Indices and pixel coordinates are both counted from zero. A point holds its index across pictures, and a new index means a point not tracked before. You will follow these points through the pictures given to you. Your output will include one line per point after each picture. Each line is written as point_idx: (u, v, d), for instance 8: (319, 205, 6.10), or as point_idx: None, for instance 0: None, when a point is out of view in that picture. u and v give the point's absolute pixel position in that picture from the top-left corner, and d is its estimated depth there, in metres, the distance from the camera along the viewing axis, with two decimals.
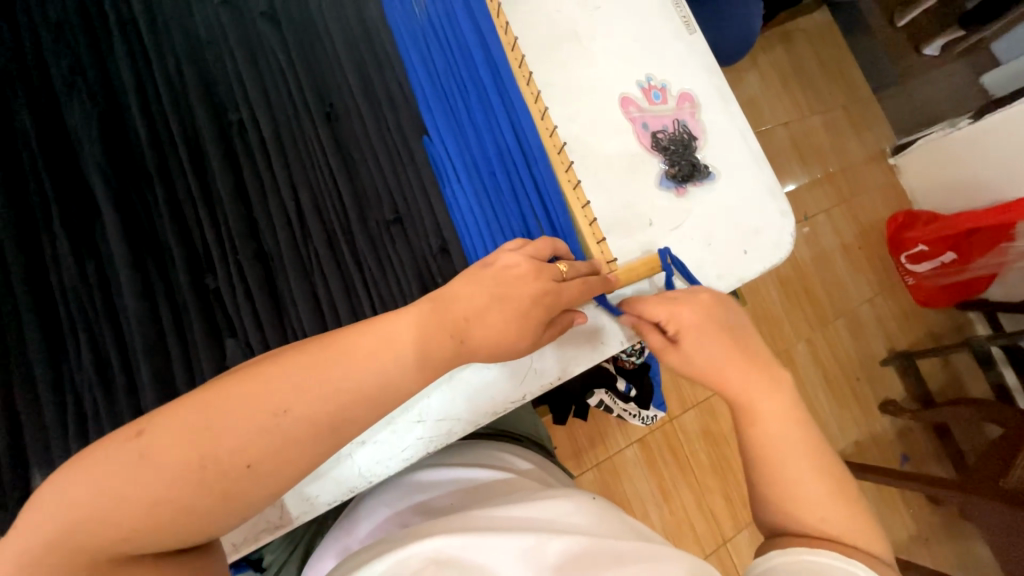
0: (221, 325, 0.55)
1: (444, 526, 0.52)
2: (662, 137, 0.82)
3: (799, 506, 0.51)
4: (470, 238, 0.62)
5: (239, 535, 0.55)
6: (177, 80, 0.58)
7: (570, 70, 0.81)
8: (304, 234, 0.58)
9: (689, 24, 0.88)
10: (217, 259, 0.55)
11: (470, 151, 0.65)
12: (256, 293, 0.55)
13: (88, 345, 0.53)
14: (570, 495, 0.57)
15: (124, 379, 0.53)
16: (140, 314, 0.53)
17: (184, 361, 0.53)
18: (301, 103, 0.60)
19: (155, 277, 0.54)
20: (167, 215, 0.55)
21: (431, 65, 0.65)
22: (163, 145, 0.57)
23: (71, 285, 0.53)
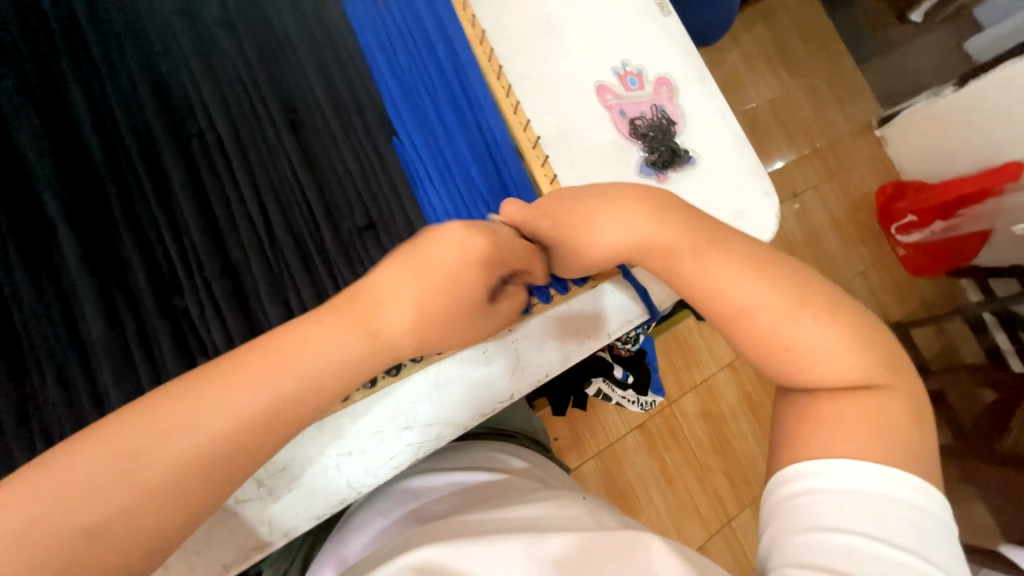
0: (192, 345, 0.54)
1: (437, 534, 0.52)
2: (641, 123, 0.81)
3: (784, 333, 0.49)
4: None
5: (227, 555, 0.54)
6: (133, 95, 0.56)
7: (543, 59, 0.79)
8: (273, 247, 0.57)
9: (663, 6, 0.86)
10: (184, 278, 0.54)
11: (443, 150, 0.63)
12: (227, 310, 0.54)
13: (54, 373, 0.51)
14: (561, 498, 0.57)
15: (96, 409, 0.51)
16: (110, 340, 0.52)
17: (155, 384, 0.52)
18: (264, 111, 0.58)
19: (120, 301, 0.53)
20: (129, 237, 0.54)
21: (396, 64, 0.63)
22: (121, 164, 0.55)
23: (37, 314, 0.52)
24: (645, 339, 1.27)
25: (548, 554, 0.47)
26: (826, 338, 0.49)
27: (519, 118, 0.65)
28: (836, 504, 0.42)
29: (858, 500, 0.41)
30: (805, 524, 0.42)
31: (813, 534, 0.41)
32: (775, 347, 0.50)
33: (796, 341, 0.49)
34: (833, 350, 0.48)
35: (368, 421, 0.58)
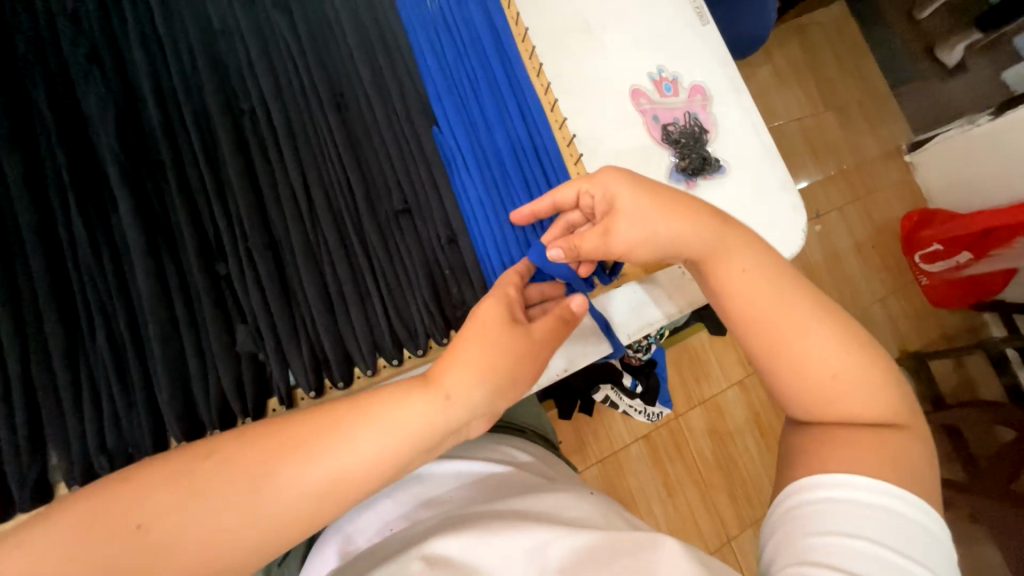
0: (232, 310, 0.56)
1: (447, 526, 0.53)
2: (673, 129, 0.81)
3: (828, 370, 0.48)
4: (478, 228, 0.63)
5: None
6: (191, 69, 0.58)
7: (580, 62, 0.80)
8: (313, 223, 0.59)
9: (703, 15, 0.87)
10: (228, 246, 0.56)
11: (481, 142, 0.65)
12: (266, 279, 0.56)
13: (103, 327, 0.54)
14: (568, 492, 0.58)
15: (137, 365, 0.54)
16: (154, 300, 0.54)
17: (196, 344, 0.55)
18: (313, 93, 0.60)
19: (168, 262, 0.55)
20: (180, 203, 0.56)
21: (441, 54, 0.65)
22: (177, 133, 0.57)
23: (89, 271, 0.54)
24: (658, 348, 1.27)
25: (559, 550, 0.48)
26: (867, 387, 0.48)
27: (555, 116, 0.67)
28: (872, 519, 0.42)
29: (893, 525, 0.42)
30: (834, 527, 0.42)
31: (826, 536, 0.42)
32: (816, 382, 0.48)
33: (841, 371, 0.48)
34: (870, 399, 0.48)
35: None
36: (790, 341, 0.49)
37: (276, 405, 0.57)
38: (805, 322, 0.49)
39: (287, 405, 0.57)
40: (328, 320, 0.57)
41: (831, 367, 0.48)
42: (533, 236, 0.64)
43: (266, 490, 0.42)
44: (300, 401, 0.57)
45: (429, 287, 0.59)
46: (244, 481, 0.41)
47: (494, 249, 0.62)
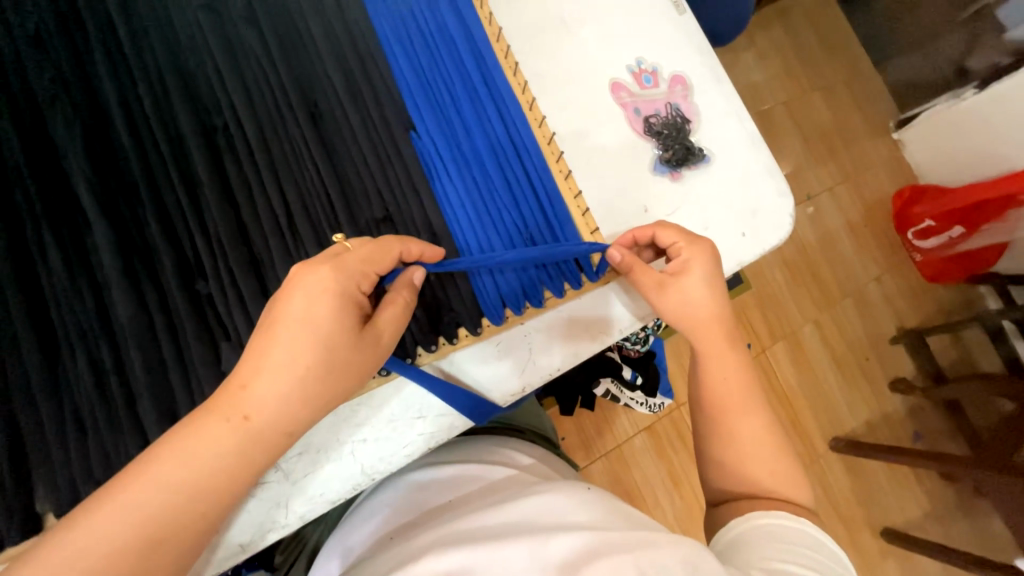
0: (215, 328, 0.56)
1: (438, 540, 0.52)
2: (656, 121, 0.81)
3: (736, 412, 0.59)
4: (462, 233, 0.62)
5: (244, 535, 0.56)
6: (161, 87, 0.58)
7: (559, 58, 0.80)
8: (293, 236, 0.58)
9: (680, 4, 0.86)
10: (208, 265, 0.56)
11: (460, 144, 0.64)
12: (248, 296, 0.55)
13: (84, 354, 0.53)
14: (559, 488, 0.56)
15: (121, 389, 0.53)
16: (136, 325, 0.54)
17: (180, 365, 0.54)
18: (286, 106, 0.60)
19: (147, 285, 0.55)
20: (157, 225, 0.55)
21: (414, 59, 0.64)
22: (150, 155, 0.57)
23: (68, 298, 0.54)
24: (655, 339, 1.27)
25: (547, 561, 0.47)
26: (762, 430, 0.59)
27: (534, 114, 0.66)
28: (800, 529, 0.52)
29: (816, 537, 0.52)
30: (771, 518, 0.53)
31: (764, 523, 0.53)
32: (725, 412, 0.59)
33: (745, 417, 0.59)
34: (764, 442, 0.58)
35: (377, 408, 0.60)
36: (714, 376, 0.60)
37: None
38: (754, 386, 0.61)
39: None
40: None
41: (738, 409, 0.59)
42: (517, 236, 0.63)
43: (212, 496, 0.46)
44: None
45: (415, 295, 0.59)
46: (184, 511, 0.44)
47: (479, 251, 0.62)
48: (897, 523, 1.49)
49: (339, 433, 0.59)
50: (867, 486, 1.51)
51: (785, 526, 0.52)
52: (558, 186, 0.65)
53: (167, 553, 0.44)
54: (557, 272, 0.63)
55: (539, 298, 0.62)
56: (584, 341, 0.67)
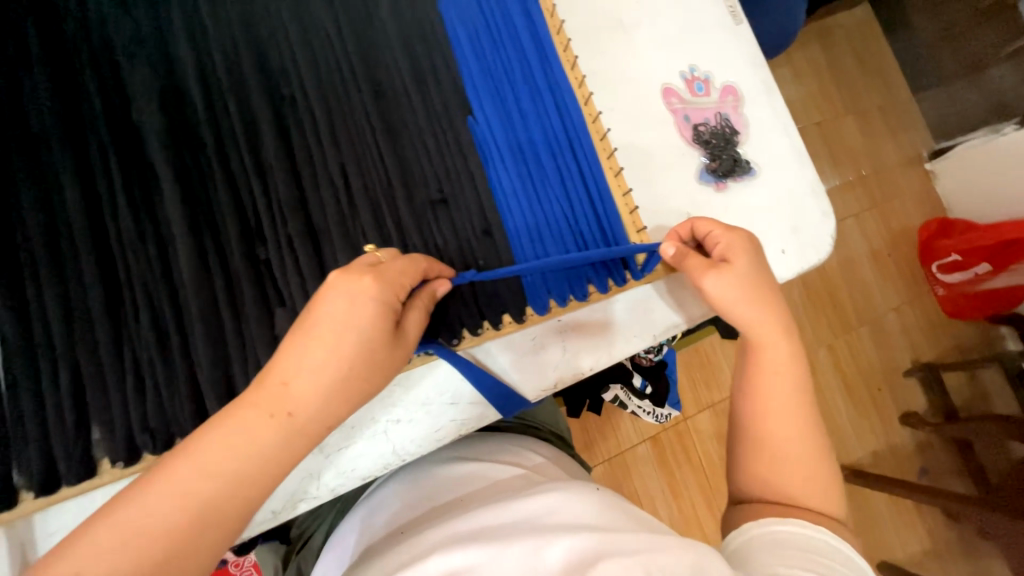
0: (271, 295, 0.56)
1: (443, 538, 0.50)
2: (704, 129, 0.81)
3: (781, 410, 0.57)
4: (513, 221, 0.62)
5: (276, 502, 0.57)
6: (235, 56, 0.58)
7: (610, 58, 0.79)
8: (351, 210, 0.59)
9: (737, 14, 0.85)
10: (269, 231, 0.56)
11: (518, 135, 0.64)
12: (305, 265, 0.56)
13: (146, 309, 0.54)
14: (566, 488, 0.53)
15: (179, 346, 0.54)
16: (198, 286, 0.55)
17: (236, 328, 0.55)
18: (351, 83, 0.60)
19: (211, 247, 0.56)
20: (224, 189, 0.56)
21: (478, 44, 0.65)
22: (220, 119, 0.58)
23: (135, 255, 0.55)
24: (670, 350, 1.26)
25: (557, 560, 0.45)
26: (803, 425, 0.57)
27: (589, 109, 0.66)
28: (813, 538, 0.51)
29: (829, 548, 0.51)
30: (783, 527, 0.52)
31: (776, 530, 0.52)
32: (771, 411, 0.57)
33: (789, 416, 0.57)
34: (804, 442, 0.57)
35: (412, 390, 0.61)
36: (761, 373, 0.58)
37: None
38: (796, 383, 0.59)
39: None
40: None
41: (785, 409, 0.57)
42: (568, 232, 0.63)
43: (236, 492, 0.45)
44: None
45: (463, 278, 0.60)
46: (204, 504, 0.44)
47: (529, 243, 0.62)
48: (895, 557, 1.48)
49: (373, 412, 0.60)
50: (869, 517, 1.49)
51: (799, 536, 0.51)
52: (611, 186, 0.65)
53: (189, 549, 0.43)
54: (605, 269, 0.63)
55: (584, 293, 0.62)
56: (619, 341, 0.68)
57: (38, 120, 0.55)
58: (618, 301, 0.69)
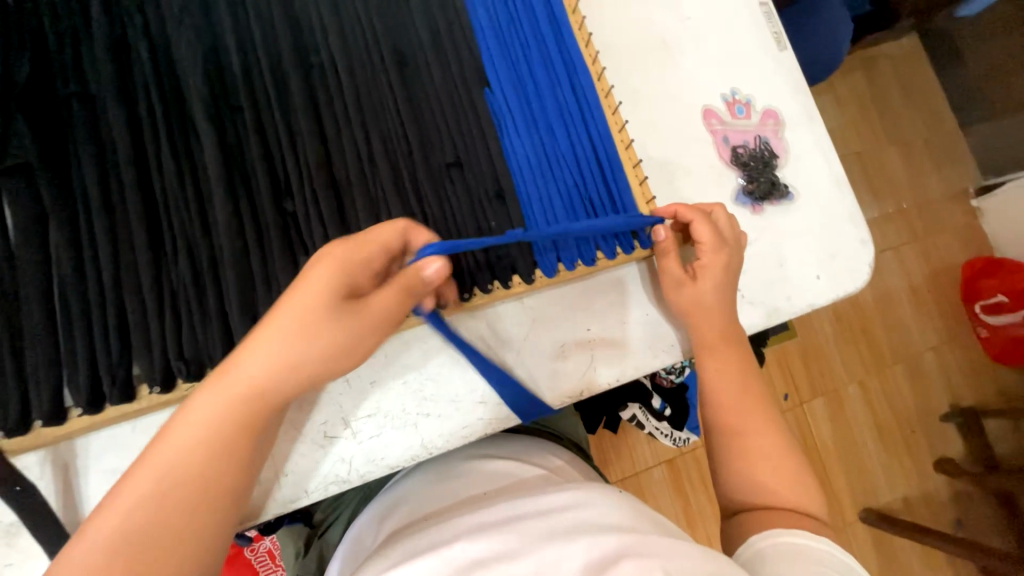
0: (297, 244, 0.54)
1: (466, 527, 0.51)
2: (743, 151, 0.81)
3: (731, 388, 0.62)
4: (526, 188, 0.60)
5: (309, 481, 0.59)
6: (268, 16, 0.56)
7: (653, 77, 0.80)
8: (371, 166, 0.56)
9: (780, 40, 0.86)
10: (297, 185, 0.54)
11: (532, 107, 0.62)
12: (328, 220, 0.54)
13: (185, 259, 0.53)
14: (586, 487, 0.54)
15: (214, 300, 0.53)
16: (230, 229, 0.53)
17: (264, 280, 0.53)
18: (370, 47, 0.58)
19: (243, 200, 0.54)
20: (255, 141, 0.54)
21: (495, 17, 0.63)
22: (253, 74, 0.56)
23: (175, 204, 0.54)
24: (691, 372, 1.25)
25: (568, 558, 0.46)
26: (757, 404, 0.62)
27: (603, 86, 0.65)
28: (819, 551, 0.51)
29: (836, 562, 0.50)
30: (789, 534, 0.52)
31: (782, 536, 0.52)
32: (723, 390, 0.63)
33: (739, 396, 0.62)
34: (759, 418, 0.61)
35: (440, 381, 0.63)
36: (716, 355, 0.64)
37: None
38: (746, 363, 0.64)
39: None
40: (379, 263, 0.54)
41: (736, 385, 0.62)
42: (579, 203, 0.62)
43: (206, 496, 0.44)
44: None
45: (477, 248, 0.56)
46: (174, 510, 0.43)
47: (542, 212, 0.60)
48: None
49: (407, 405, 0.62)
50: (895, 566, 1.41)
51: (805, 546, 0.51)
52: (620, 158, 0.64)
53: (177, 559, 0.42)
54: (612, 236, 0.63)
55: (591, 256, 0.62)
56: (645, 355, 0.68)
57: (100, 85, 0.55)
58: (647, 313, 0.69)
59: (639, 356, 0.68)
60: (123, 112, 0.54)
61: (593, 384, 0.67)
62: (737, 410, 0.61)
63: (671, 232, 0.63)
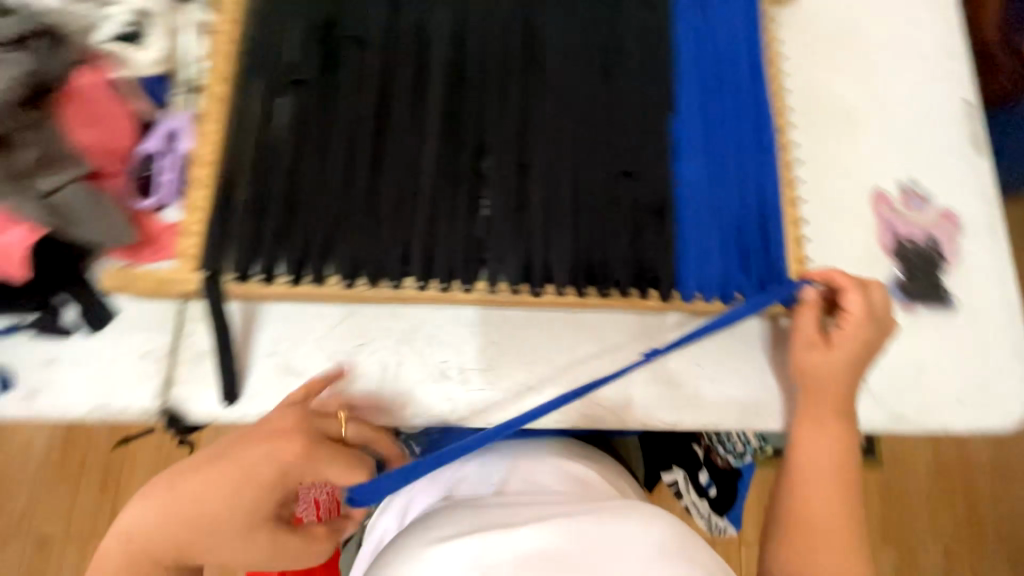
0: (479, 201, 0.58)
1: (538, 521, 0.51)
2: (908, 244, 0.77)
3: (817, 463, 0.60)
4: (685, 213, 0.62)
5: (413, 406, 0.61)
6: (512, 4, 0.63)
7: (832, 146, 0.78)
8: (557, 155, 0.61)
9: (980, 145, 0.81)
10: (494, 150, 0.59)
11: (713, 141, 0.65)
12: (511, 188, 0.58)
13: (384, 180, 0.57)
14: (662, 523, 0.51)
15: (396, 223, 0.56)
16: (433, 168, 0.58)
17: (446, 223, 0.57)
18: (588, 54, 0.63)
19: (448, 147, 0.59)
20: (473, 102, 0.60)
21: (702, 56, 0.67)
22: (488, 46, 0.62)
23: (393, 133, 0.58)
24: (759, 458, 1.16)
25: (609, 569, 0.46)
26: (839, 489, 0.59)
27: (785, 141, 0.67)
28: None
29: None
30: None
31: None
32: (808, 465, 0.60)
33: (823, 473, 0.60)
34: (838, 503, 0.59)
35: (554, 362, 0.64)
36: (811, 429, 0.62)
37: (482, 287, 0.57)
38: (846, 448, 0.61)
39: (491, 291, 0.58)
40: (544, 240, 0.58)
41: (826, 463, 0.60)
42: (733, 243, 0.63)
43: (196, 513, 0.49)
44: (500, 291, 0.58)
45: (631, 255, 0.59)
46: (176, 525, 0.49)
47: (696, 240, 0.61)
48: None
49: (516, 373, 0.64)
50: None
51: None
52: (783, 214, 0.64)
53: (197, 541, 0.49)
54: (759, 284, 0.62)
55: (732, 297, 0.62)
56: (748, 409, 0.66)
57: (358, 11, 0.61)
58: (763, 372, 0.67)
59: (742, 409, 0.66)
60: (376, 42, 0.60)
61: (689, 418, 0.66)
62: (816, 487, 0.59)
63: (818, 295, 0.62)
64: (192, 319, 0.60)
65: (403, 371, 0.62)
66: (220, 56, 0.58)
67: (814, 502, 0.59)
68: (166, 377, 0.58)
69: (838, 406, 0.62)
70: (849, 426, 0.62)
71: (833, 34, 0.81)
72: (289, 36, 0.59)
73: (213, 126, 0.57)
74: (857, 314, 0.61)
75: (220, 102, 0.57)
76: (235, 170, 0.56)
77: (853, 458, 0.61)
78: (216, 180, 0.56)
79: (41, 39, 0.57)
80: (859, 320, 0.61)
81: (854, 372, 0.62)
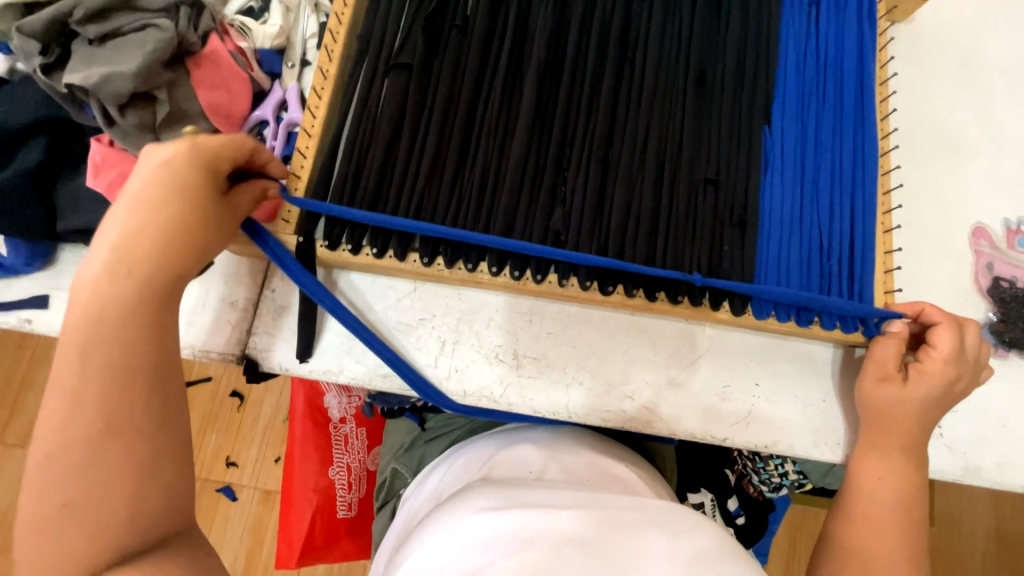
0: (559, 194, 0.60)
1: (579, 506, 0.48)
2: (1007, 286, 0.71)
3: (875, 501, 0.58)
4: (768, 228, 0.61)
5: (468, 385, 0.63)
6: (611, 5, 0.63)
7: (930, 174, 0.73)
8: (642, 156, 0.60)
9: None
10: (579, 147, 0.60)
11: (805, 158, 0.63)
12: (593, 185, 0.59)
13: (470, 165, 0.60)
14: (713, 531, 0.46)
15: (478, 208, 0.59)
16: (518, 158, 0.59)
17: (525, 212, 0.59)
18: (684, 58, 0.62)
19: (535, 140, 0.60)
20: (564, 97, 0.61)
21: (803, 70, 0.64)
22: (584, 44, 0.62)
23: (484, 121, 0.60)
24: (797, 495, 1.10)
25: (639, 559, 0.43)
26: (898, 532, 0.56)
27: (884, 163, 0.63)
28: None
29: None
30: None
31: None
32: (864, 502, 0.58)
33: (880, 512, 0.57)
34: (896, 547, 0.56)
35: (609, 361, 0.64)
36: (874, 464, 0.59)
37: (553, 279, 0.60)
38: (912, 490, 0.58)
39: (561, 284, 0.60)
40: (619, 240, 0.58)
41: (885, 503, 0.57)
42: (816, 265, 0.61)
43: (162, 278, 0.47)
44: (569, 286, 0.60)
45: (706, 263, 0.59)
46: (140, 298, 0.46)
47: (775, 255, 0.60)
48: None
49: (569, 364, 0.64)
50: None
51: None
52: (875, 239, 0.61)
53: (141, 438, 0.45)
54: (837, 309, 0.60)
55: (808, 319, 0.60)
56: (806, 437, 0.63)
57: (462, 1, 0.63)
58: (825, 401, 0.64)
59: (799, 435, 0.63)
60: (477, 32, 0.62)
61: (742, 437, 0.63)
62: (872, 525, 0.57)
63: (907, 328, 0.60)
64: (279, 278, 0.64)
65: (461, 350, 0.64)
66: (334, 37, 0.62)
67: (867, 542, 0.56)
68: (250, 326, 0.63)
69: (908, 445, 0.58)
70: (917, 468, 0.58)
71: (947, 51, 0.76)
72: (397, 20, 0.62)
73: (322, 102, 0.61)
74: (943, 353, 0.58)
75: (330, 83, 0.61)
76: (337, 145, 0.61)
77: (916, 502, 0.58)
78: (319, 152, 0.60)
79: (184, 7, 0.62)
80: (945, 359, 0.57)
81: (932, 413, 0.58)
